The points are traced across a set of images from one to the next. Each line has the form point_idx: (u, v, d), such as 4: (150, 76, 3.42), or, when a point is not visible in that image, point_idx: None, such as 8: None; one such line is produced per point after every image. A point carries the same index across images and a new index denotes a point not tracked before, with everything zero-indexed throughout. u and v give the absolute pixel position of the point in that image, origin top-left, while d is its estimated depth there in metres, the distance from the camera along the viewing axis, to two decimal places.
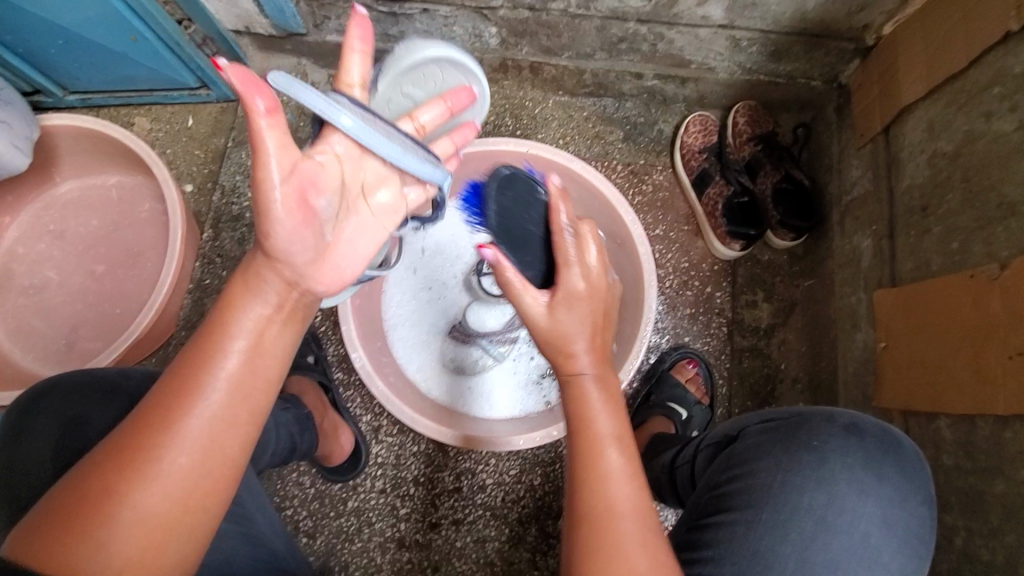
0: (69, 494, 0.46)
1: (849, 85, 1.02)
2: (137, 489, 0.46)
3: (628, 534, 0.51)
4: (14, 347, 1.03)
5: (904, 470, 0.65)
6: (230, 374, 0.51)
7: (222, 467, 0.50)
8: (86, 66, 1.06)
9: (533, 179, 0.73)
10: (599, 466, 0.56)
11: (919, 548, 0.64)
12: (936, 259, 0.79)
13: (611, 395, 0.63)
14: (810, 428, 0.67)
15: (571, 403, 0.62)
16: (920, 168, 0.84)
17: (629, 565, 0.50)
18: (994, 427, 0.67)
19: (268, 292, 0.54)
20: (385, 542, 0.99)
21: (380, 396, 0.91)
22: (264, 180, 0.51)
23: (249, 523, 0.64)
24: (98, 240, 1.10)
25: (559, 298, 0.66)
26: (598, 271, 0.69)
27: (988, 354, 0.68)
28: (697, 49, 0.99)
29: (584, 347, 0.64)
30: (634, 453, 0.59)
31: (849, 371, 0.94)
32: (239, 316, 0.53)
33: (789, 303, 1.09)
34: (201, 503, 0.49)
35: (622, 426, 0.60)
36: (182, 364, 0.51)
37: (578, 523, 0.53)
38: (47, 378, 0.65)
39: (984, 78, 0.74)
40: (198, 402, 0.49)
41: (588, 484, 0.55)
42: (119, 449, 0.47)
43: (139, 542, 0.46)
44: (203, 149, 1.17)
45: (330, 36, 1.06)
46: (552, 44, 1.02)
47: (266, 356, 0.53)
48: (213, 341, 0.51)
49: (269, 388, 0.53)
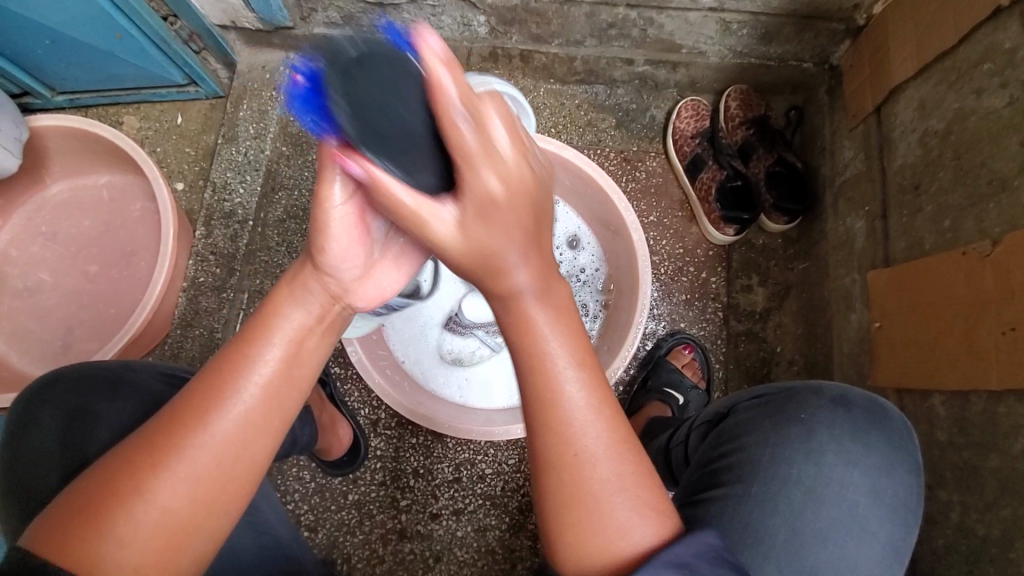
0: (93, 485, 0.46)
1: (840, 66, 1.02)
2: (164, 485, 0.46)
3: (603, 479, 0.50)
4: (10, 350, 1.03)
5: (890, 439, 0.66)
6: (266, 378, 0.51)
7: (248, 470, 0.50)
8: (73, 66, 1.05)
9: (387, 44, 0.42)
10: (561, 407, 0.50)
11: (908, 518, 0.64)
12: (929, 237, 0.79)
13: (561, 301, 0.53)
14: (799, 402, 0.68)
15: (508, 326, 0.52)
16: (912, 147, 0.83)
17: (608, 510, 0.49)
18: (988, 403, 0.68)
19: (310, 300, 0.55)
20: (387, 534, 0.99)
21: (377, 388, 0.92)
22: (328, 198, 0.52)
23: (250, 515, 0.65)
24: (91, 240, 1.09)
25: (471, 210, 0.46)
26: (519, 167, 0.47)
27: (982, 330, 0.68)
28: (687, 34, 0.99)
29: (519, 260, 0.50)
30: (599, 381, 0.52)
31: (844, 352, 0.94)
32: (281, 321, 0.53)
33: (783, 286, 1.10)
34: (225, 503, 0.49)
35: (581, 351, 0.52)
36: (217, 364, 0.51)
37: (546, 470, 0.51)
38: (44, 376, 0.65)
39: (975, 54, 0.74)
40: (232, 403, 0.49)
41: (548, 425, 0.50)
42: (148, 445, 0.47)
43: (159, 539, 0.46)
44: (193, 146, 1.17)
45: (317, 29, 1.06)
46: (541, 32, 1.01)
47: (302, 364, 0.53)
48: (252, 344, 0.51)
49: (299, 394, 0.53)
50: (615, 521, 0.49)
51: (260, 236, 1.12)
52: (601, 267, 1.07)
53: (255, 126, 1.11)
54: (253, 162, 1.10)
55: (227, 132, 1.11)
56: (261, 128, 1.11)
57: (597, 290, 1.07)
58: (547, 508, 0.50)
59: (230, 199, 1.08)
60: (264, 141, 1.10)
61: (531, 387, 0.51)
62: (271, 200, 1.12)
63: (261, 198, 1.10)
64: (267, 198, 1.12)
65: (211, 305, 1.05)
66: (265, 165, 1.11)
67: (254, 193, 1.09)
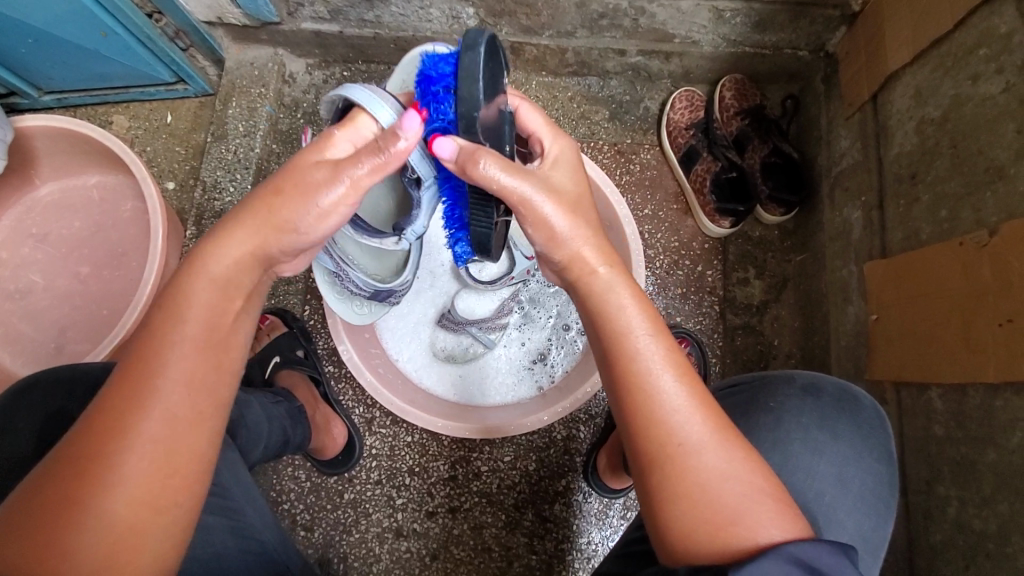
0: (21, 502, 0.45)
1: (836, 53, 1.00)
2: (99, 493, 0.45)
3: (716, 469, 0.48)
4: (2, 353, 1.02)
5: (858, 426, 0.68)
6: (186, 365, 0.49)
7: (189, 461, 0.49)
8: (57, 65, 1.04)
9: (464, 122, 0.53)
10: (650, 403, 0.50)
11: (881, 510, 0.66)
12: (925, 227, 0.77)
13: (631, 282, 0.56)
14: (769, 390, 0.70)
15: (590, 302, 0.55)
16: (909, 135, 0.82)
17: (723, 499, 0.47)
18: (985, 396, 0.67)
19: (218, 277, 0.52)
20: (383, 532, 0.99)
21: (368, 387, 0.92)
22: (349, 198, 0.54)
23: (238, 518, 0.64)
24: (82, 241, 1.09)
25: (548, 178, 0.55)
26: (567, 194, 0.56)
27: (980, 322, 0.66)
28: (680, 23, 0.97)
29: (580, 237, 0.55)
30: (692, 376, 0.51)
31: (842, 344, 0.93)
32: (184, 312, 0.50)
33: (781, 279, 1.08)
34: (173, 498, 0.48)
35: (670, 347, 0.52)
36: (127, 363, 0.49)
37: (650, 466, 0.50)
38: (28, 377, 0.64)
39: (970, 40, 0.72)
40: (150, 402, 0.47)
41: (642, 427, 0.50)
42: (73, 456, 0.46)
43: (105, 548, 0.45)
44: (183, 145, 1.16)
45: (305, 24, 1.04)
46: (532, 24, 0.99)
47: (225, 347, 0.52)
48: (161, 337, 0.49)
49: (225, 376, 0.52)
50: (729, 504, 0.47)
51: None
52: None
53: (245, 124, 1.10)
54: (243, 160, 1.09)
55: (216, 130, 1.10)
56: (251, 126, 1.10)
57: None
58: (658, 508, 0.49)
59: (221, 198, 1.07)
60: (254, 138, 1.09)
61: (619, 381, 0.51)
62: None
63: (252, 196, 1.09)
64: None
65: None
66: (256, 163, 1.10)
67: (245, 191, 1.08)
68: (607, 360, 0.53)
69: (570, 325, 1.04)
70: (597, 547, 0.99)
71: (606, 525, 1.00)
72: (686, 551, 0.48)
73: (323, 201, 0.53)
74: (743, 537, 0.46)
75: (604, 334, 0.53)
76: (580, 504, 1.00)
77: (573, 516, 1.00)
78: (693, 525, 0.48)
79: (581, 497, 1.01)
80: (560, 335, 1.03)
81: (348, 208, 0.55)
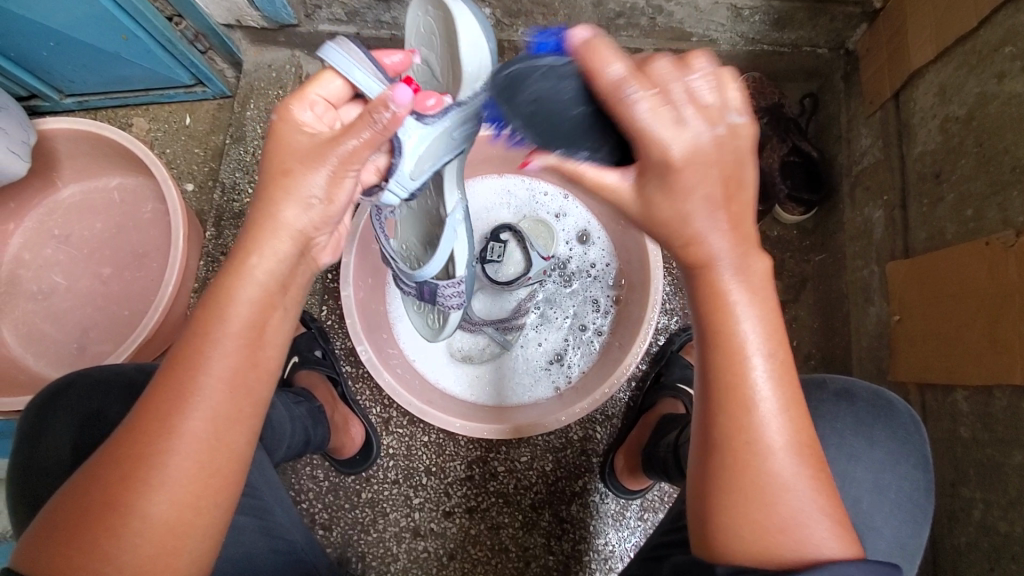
0: (72, 500, 0.47)
1: (856, 50, 0.99)
2: (142, 497, 0.46)
3: (793, 479, 0.47)
4: (26, 352, 1.04)
5: (894, 432, 0.68)
6: (223, 361, 0.48)
7: (227, 464, 0.49)
8: (80, 68, 1.05)
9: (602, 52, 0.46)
10: (744, 402, 0.47)
11: (902, 514, 0.66)
12: (950, 227, 0.76)
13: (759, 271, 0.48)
14: (801, 396, 0.70)
15: (701, 288, 0.49)
16: (932, 133, 0.81)
17: (781, 507, 0.47)
18: (1012, 398, 0.66)
19: (264, 280, 0.50)
20: (401, 531, 0.99)
21: (387, 387, 0.91)
22: (352, 160, 0.51)
23: (266, 517, 0.66)
24: (103, 243, 1.10)
25: (647, 170, 0.46)
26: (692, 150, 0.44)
27: (1007, 323, 0.65)
28: (698, 21, 0.96)
29: (710, 223, 0.47)
30: (791, 378, 0.48)
31: (863, 345, 0.92)
32: (221, 319, 0.48)
33: (799, 279, 1.07)
34: (212, 502, 0.48)
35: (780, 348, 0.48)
36: (174, 358, 0.49)
37: (720, 461, 0.48)
38: (57, 382, 0.66)
39: (996, 37, 0.71)
40: (190, 406, 0.47)
41: (724, 423, 0.48)
42: (117, 457, 0.46)
43: (149, 551, 0.46)
44: (202, 146, 1.17)
45: (322, 26, 1.05)
46: (548, 23, 0.99)
47: (266, 348, 0.50)
48: (202, 335, 0.48)
49: (267, 379, 0.51)
50: (788, 517, 0.47)
51: None
52: (612, 262, 1.06)
53: (263, 126, 1.11)
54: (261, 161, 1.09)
55: (234, 132, 1.10)
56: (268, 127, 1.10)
57: (608, 285, 1.05)
58: (710, 497, 0.49)
59: (240, 199, 1.08)
60: None
61: (719, 367, 0.48)
62: None
63: None
64: None
65: None
66: None
67: None
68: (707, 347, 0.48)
69: (587, 325, 1.04)
70: (614, 548, 0.99)
71: (624, 526, 1.00)
72: (732, 545, 0.48)
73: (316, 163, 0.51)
74: (788, 546, 0.47)
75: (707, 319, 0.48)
76: (597, 504, 1.00)
77: (590, 516, 1.00)
78: (747, 525, 0.47)
79: (597, 497, 1.00)
80: (577, 335, 1.03)
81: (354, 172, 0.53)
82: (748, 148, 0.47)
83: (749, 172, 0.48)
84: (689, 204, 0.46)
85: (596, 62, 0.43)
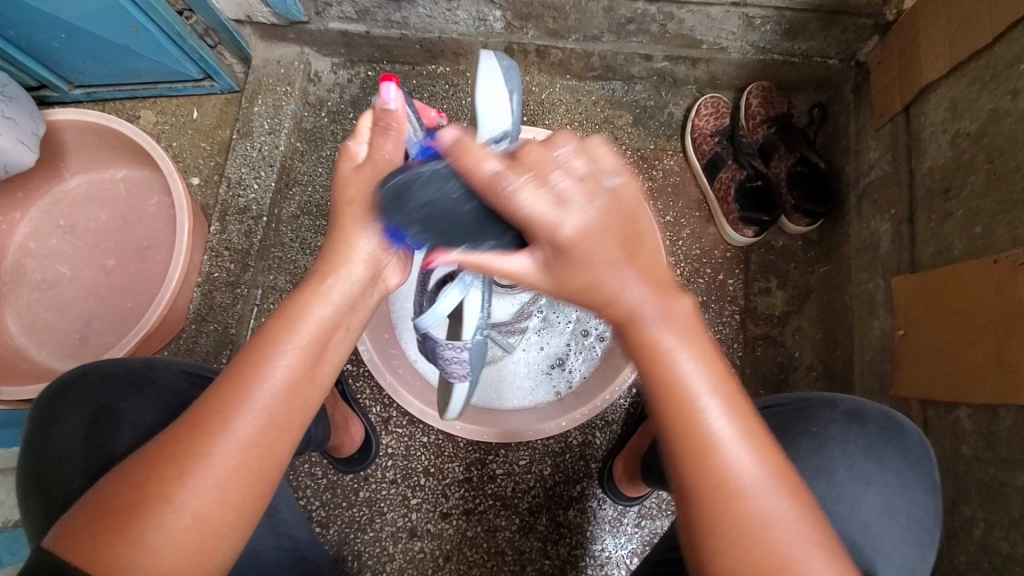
0: (119, 488, 0.46)
1: (867, 62, 0.98)
2: (190, 492, 0.45)
3: (777, 511, 0.46)
4: (28, 342, 1.04)
5: (907, 458, 0.68)
6: (289, 370, 0.49)
7: (272, 471, 0.49)
8: (90, 60, 1.05)
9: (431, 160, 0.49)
10: (699, 439, 0.46)
11: (902, 531, 0.65)
12: (959, 243, 0.76)
13: (694, 321, 0.49)
14: (810, 415, 0.70)
15: (634, 355, 0.49)
16: (943, 149, 0.81)
17: (769, 547, 0.45)
18: (1017, 418, 0.65)
19: (337, 297, 0.52)
20: (397, 531, 0.99)
21: (388, 389, 0.91)
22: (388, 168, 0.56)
23: (272, 514, 0.68)
24: (108, 234, 1.10)
25: (548, 251, 0.46)
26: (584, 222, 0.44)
27: (1013, 343, 0.65)
28: (709, 29, 0.96)
29: (626, 278, 0.46)
30: (742, 408, 0.48)
31: (866, 358, 0.92)
32: (298, 325, 0.50)
33: (803, 290, 1.07)
34: (251, 506, 0.48)
35: (722, 378, 0.48)
36: (237, 362, 0.49)
37: (691, 497, 0.48)
38: (73, 371, 0.67)
39: (1010, 54, 0.70)
40: (251, 407, 0.47)
41: (685, 458, 0.47)
42: (174, 450, 0.46)
43: (189, 546, 0.45)
44: (208, 141, 1.17)
45: (332, 24, 1.05)
46: (558, 27, 0.99)
47: (325, 363, 0.52)
48: (271, 343, 0.49)
49: (322, 392, 0.52)
50: (779, 544, 0.45)
51: (275, 232, 1.11)
52: None
53: (270, 122, 1.11)
54: (267, 157, 1.09)
55: (242, 127, 1.10)
56: (275, 124, 1.10)
57: None
58: (693, 532, 0.48)
59: (245, 194, 1.08)
60: (278, 137, 1.10)
61: (670, 420, 0.47)
62: (286, 195, 1.12)
63: (276, 194, 1.09)
64: (282, 193, 1.11)
65: (225, 300, 1.05)
66: (280, 160, 1.10)
67: (269, 188, 1.08)
68: (653, 395, 0.48)
69: (589, 330, 1.04)
70: (611, 554, 0.99)
71: (621, 533, 0.99)
72: (720, 574, 0.46)
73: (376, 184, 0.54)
74: (782, 566, 0.45)
75: (649, 376, 0.48)
76: (595, 510, 1.00)
77: (587, 522, 1.00)
78: (734, 555, 0.46)
79: (595, 503, 1.00)
80: (579, 340, 1.03)
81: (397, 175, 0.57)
82: (637, 201, 0.47)
83: (643, 220, 0.48)
84: (597, 272, 0.46)
85: (471, 166, 0.44)
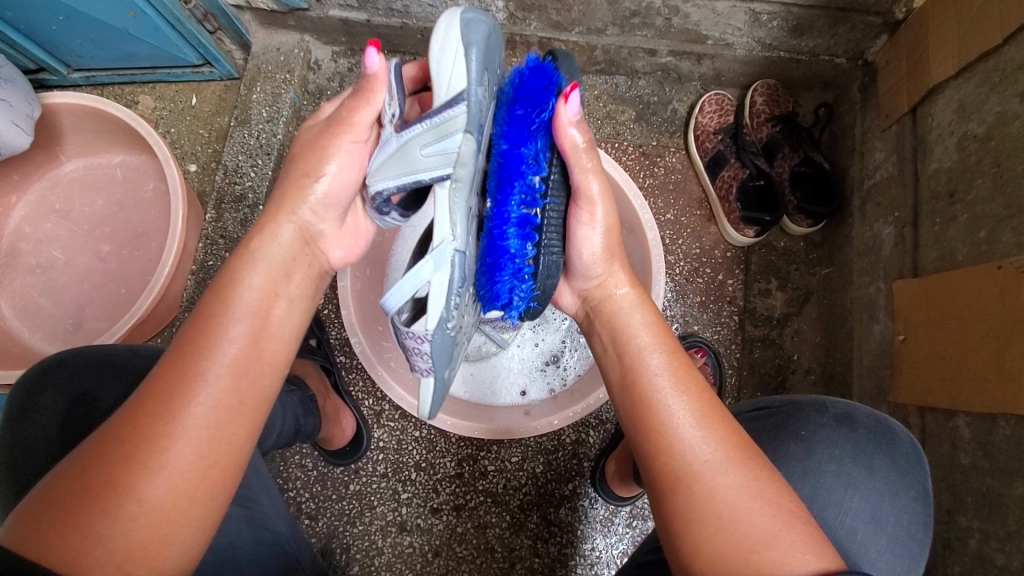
0: (66, 478, 0.44)
1: (875, 62, 0.96)
2: (140, 477, 0.44)
3: (711, 463, 0.49)
4: (21, 324, 1.03)
5: (895, 464, 0.67)
6: (233, 349, 0.50)
7: (228, 457, 0.48)
8: (88, 43, 1.04)
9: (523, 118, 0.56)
10: (649, 395, 0.54)
11: (891, 541, 0.64)
12: (962, 248, 0.75)
13: (644, 305, 0.64)
14: (800, 418, 0.68)
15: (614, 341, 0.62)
16: (949, 152, 0.79)
17: (711, 495, 0.47)
18: (1016, 428, 0.64)
19: (271, 267, 0.55)
20: (386, 526, 0.99)
21: (379, 380, 0.90)
22: (338, 131, 0.58)
23: (252, 508, 0.67)
24: (104, 220, 1.09)
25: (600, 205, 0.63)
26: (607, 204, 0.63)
27: (1016, 351, 0.64)
28: (714, 24, 0.94)
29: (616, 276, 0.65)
30: (684, 366, 0.57)
31: (865, 363, 0.91)
32: (236, 303, 0.52)
33: (804, 291, 1.06)
34: (208, 494, 0.47)
35: (668, 346, 0.59)
36: (180, 342, 0.50)
37: (654, 458, 0.51)
38: (52, 356, 0.66)
39: (1021, 56, 0.68)
40: (198, 389, 0.47)
41: (644, 423, 0.53)
42: (123, 436, 0.45)
43: (143, 535, 0.44)
44: (206, 128, 1.16)
45: (332, 11, 1.04)
46: (562, 19, 0.97)
47: (272, 341, 0.53)
48: (215, 320, 0.51)
49: (273, 370, 0.52)
50: (729, 496, 0.47)
51: None
52: None
53: (268, 110, 1.09)
54: (265, 146, 1.07)
55: (239, 115, 1.09)
56: (274, 112, 1.09)
57: None
58: (665, 501, 0.50)
59: (241, 182, 1.06)
60: (276, 125, 1.08)
61: (629, 389, 0.56)
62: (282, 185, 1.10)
63: (272, 183, 1.08)
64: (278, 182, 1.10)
65: None
66: (277, 149, 1.08)
67: (265, 178, 1.07)
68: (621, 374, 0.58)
69: None
70: (601, 554, 0.98)
71: (612, 532, 0.99)
72: (692, 553, 0.47)
73: (318, 149, 0.58)
74: (740, 522, 0.46)
75: (623, 358, 0.59)
76: (587, 509, 0.99)
77: (578, 521, 0.99)
78: (699, 512, 0.47)
79: (587, 502, 1.00)
80: (575, 338, 1.02)
81: (354, 144, 0.59)
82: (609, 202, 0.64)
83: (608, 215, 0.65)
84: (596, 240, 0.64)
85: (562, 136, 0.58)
